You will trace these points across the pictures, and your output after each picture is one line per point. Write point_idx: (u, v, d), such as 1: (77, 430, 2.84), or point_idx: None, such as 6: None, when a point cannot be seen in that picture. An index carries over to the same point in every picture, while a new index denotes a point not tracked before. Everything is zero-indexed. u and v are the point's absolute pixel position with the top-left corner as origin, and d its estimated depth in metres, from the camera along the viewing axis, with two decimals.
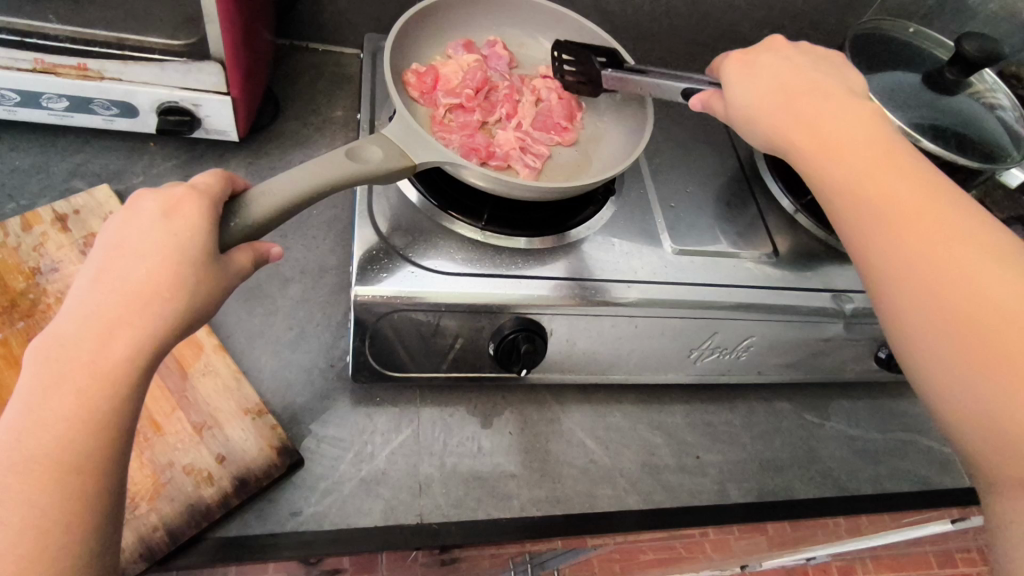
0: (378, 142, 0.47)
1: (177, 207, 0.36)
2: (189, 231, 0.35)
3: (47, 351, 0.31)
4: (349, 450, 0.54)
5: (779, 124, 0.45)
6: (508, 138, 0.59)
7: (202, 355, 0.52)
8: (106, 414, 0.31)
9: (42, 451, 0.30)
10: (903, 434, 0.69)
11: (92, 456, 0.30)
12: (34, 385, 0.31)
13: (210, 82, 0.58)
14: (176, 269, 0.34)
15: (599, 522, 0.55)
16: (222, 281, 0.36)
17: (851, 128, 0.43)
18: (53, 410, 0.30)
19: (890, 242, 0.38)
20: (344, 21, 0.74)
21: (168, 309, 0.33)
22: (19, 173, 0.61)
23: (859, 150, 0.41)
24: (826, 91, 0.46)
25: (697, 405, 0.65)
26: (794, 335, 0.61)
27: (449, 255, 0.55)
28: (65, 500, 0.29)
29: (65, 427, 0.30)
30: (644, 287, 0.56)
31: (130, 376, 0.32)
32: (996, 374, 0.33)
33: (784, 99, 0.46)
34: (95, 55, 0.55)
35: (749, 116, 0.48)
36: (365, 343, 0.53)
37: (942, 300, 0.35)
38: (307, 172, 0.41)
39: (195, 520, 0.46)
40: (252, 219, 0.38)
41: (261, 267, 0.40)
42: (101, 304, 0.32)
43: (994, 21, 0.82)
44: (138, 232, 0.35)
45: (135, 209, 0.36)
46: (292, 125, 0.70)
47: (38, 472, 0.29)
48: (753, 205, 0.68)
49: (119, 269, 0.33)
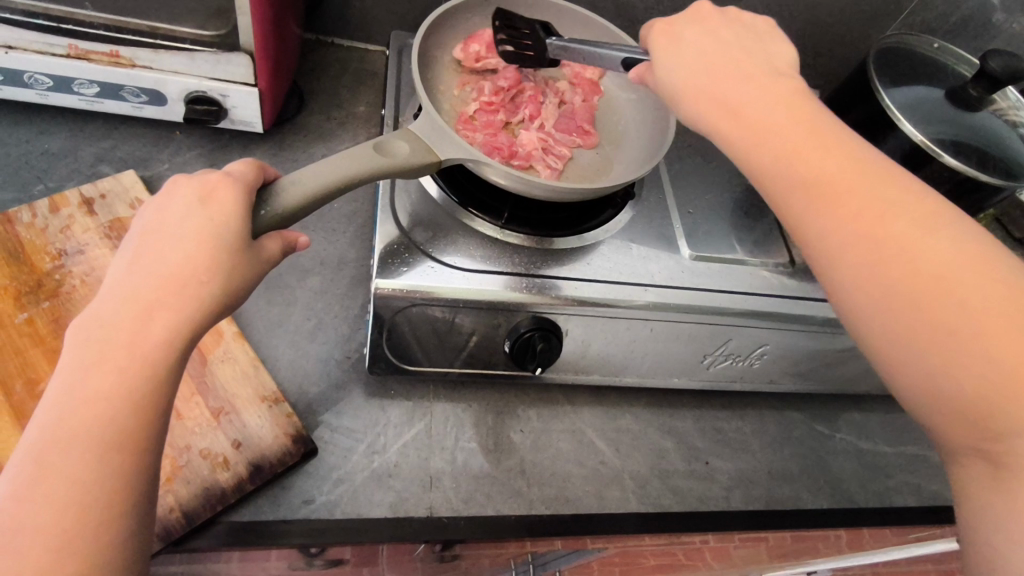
0: (405, 137, 0.48)
1: (213, 193, 0.36)
2: (225, 217, 0.36)
3: (88, 329, 0.32)
4: (362, 441, 0.54)
5: (710, 103, 0.41)
6: (530, 138, 0.60)
7: (222, 342, 0.53)
8: (143, 392, 0.31)
9: (83, 427, 0.30)
10: (913, 449, 0.69)
11: (131, 433, 0.31)
12: (75, 363, 0.31)
13: (239, 73, 0.59)
14: (212, 254, 0.34)
15: (607, 524, 0.55)
16: (254, 267, 0.37)
17: (773, 108, 0.39)
18: (94, 387, 0.31)
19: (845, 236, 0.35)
20: (371, 18, 0.75)
21: (204, 293, 0.34)
22: (47, 156, 0.62)
23: (793, 134, 0.38)
24: (744, 66, 0.42)
25: (707, 411, 0.65)
26: (808, 345, 0.61)
27: (469, 252, 0.55)
28: (104, 476, 0.30)
29: (105, 403, 0.31)
30: (660, 291, 0.56)
31: (168, 357, 0.32)
32: (951, 355, 0.31)
33: (708, 78, 0.42)
34: (128, 43, 0.56)
35: (675, 99, 0.43)
36: (382, 335, 0.53)
37: (905, 293, 0.33)
38: (333, 165, 0.42)
39: (210, 503, 0.46)
40: (282, 208, 0.39)
41: (289, 256, 0.41)
42: (140, 286, 0.33)
43: (1018, 39, 0.82)
44: (175, 216, 0.35)
45: (172, 194, 0.36)
46: (316, 118, 0.71)
47: (79, 449, 0.30)
48: (770, 214, 0.69)
49: (156, 252, 0.34)
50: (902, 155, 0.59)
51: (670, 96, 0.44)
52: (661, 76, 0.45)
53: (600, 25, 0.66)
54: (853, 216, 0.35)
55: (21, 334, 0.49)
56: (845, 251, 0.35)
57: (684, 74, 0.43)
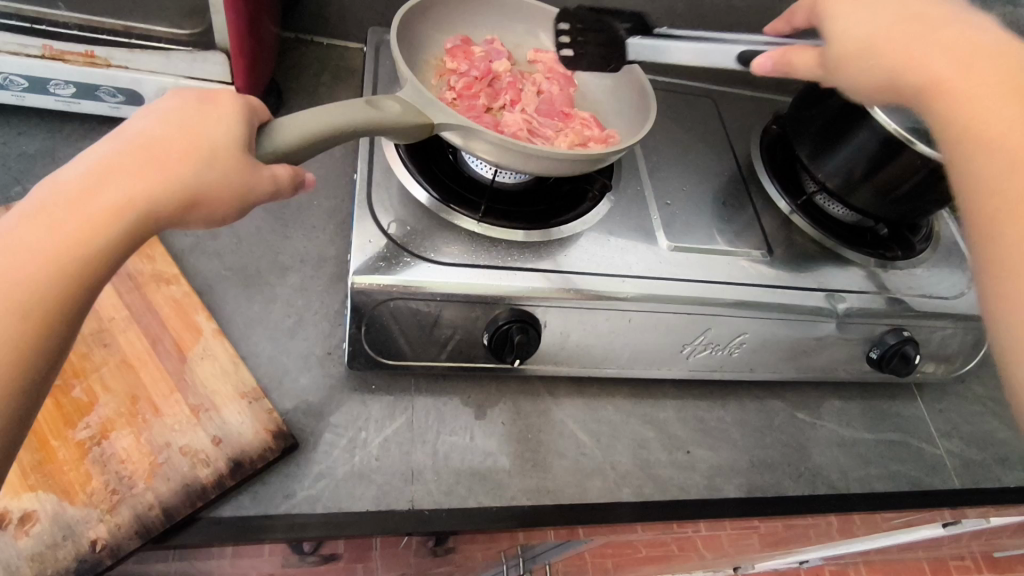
0: (398, 99, 0.48)
1: (213, 99, 0.38)
2: (216, 118, 0.37)
3: (55, 186, 0.33)
4: (343, 436, 0.54)
5: (905, 55, 0.40)
6: (518, 119, 0.60)
7: (201, 339, 0.53)
8: (82, 257, 0.32)
9: (9, 272, 0.31)
10: (894, 435, 0.70)
11: (56, 291, 0.32)
12: (32, 207, 0.32)
13: (215, 72, 0.59)
14: (193, 150, 0.36)
15: (588, 513, 0.56)
16: (245, 176, 0.37)
17: (986, 65, 0.37)
18: (32, 237, 0.32)
19: (998, 193, 0.34)
20: (349, 15, 0.75)
21: (175, 176, 0.35)
22: (25, 158, 0.61)
23: (996, 91, 0.36)
24: (970, 22, 0.40)
25: (689, 401, 0.66)
26: (786, 333, 0.62)
27: (448, 248, 0.56)
28: (9, 330, 0.31)
29: (38, 255, 0.31)
30: (638, 282, 0.57)
31: (115, 232, 0.33)
32: None
33: (919, 35, 0.39)
34: (103, 43, 0.56)
35: (862, 52, 0.42)
36: (362, 330, 0.54)
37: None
38: (341, 108, 0.43)
39: (191, 499, 0.47)
40: (283, 144, 0.40)
41: (296, 191, 0.42)
42: (113, 154, 0.34)
43: None
44: (171, 109, 0.37)
45: (181, 92, 0.39)
46: (295, 116, 0.71)
47: (6, 286, 0.31)
48: (749, 205, 0.69)
49: (143, 129, 0.36)
50: (877, 142, 0.59)
51: (858, 48, 0.42)
52: (851, 31, 0.43)
53: None
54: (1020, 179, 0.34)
55: None
56: (1004, 209, 0.34)
57: (893, 29, 0.41)
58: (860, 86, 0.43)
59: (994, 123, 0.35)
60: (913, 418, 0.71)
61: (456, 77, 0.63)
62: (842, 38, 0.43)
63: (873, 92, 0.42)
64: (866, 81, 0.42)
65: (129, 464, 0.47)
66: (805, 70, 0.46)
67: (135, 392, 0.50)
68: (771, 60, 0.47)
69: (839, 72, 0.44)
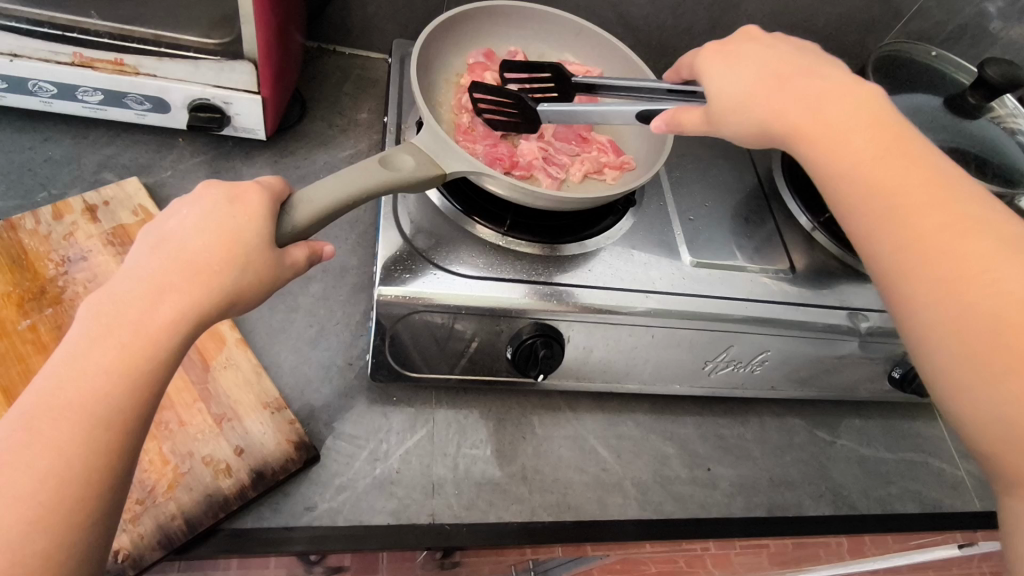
0: (410, 150, 0.48)
1: (241, 196, 0.38)
2: (250, 218, 0.37)
3: (99, 304, 0.33)
4: (364, 448, 0.54)
5: (773, 112, 0.43)
6: (529, 147, 0.60)
7: (224, 348, 0.53)
8: (145, 373, 0.32)
9: (76, 400, 0.31)
10: (914, 455, 0.69)
11: (123, 412, 0.31)
12: (83, 334, 0.32)
13: (243, 81, 0.59)
14: (231, 248, 0.36)
15: (608, 530, 0.55)
16: (276, 270, 0.38)
17: (836, 110, 0.41)
18: (93, 362, 0.31)
19: (879, 226, 0.38)
20: (372, 26, 0.76)
21: (218, 283, 0.35)
22: (51, 163, 0.62)
23: (853, 132, 0.40)
24: (827, 73, 0.44)
25: (709, 417, 0.65)
26: (809, 351, 0.61)
27: (472, 260, 0.55)
28: (89, 455, 0.30)
29: (105, 377, 0.31)
30: (662, 297, 0.57)
31: (170, 343, 0.33)
32: (994, 368, 0.33)
33: (780, 86, 0.43)
34: (133, 51, 0.56)
35: (735, 106, 0.45)
36: (384, 342, 0.53)
37: (933, 281, 0.36)
38: (349, 176, 0.43)
39: (212, 510, 0.46)
40: (300, 222, 0.40)
41: (314, 266, 0.42)
42: (156, 270, 0.34)
43: (1014, 48, 0.84)
44: (202, 211, 0.37)
45: (206, 189, 0.38)
46: (317, 125, 0.71)
47: (72, 416, 0.30)
48: (770, 221, 0.69)
49: (179, 239, 0.35)
50: None
51: (728, 103, 0.45)
52: (717, 85, 0.46)
53: (594, 33, 0.67)
54: (898, 213, 0.38)
55: (24, 340, 0.49)
56: (883, 239, 0.38)
57: (755, 84, 0.44)
58: (737, 136, 0.45)
59: (860, 163, 0.39)
60: (933, 438, 0.71)
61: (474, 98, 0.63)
62: (718, 92, 0.46)
63: (751, 141, 0.45)
64: (745, 131, 0.45)
65: (151, 473, 0.46)
66: (694, 127, 0.47)
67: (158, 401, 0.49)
68: (664, 123, 0.47)
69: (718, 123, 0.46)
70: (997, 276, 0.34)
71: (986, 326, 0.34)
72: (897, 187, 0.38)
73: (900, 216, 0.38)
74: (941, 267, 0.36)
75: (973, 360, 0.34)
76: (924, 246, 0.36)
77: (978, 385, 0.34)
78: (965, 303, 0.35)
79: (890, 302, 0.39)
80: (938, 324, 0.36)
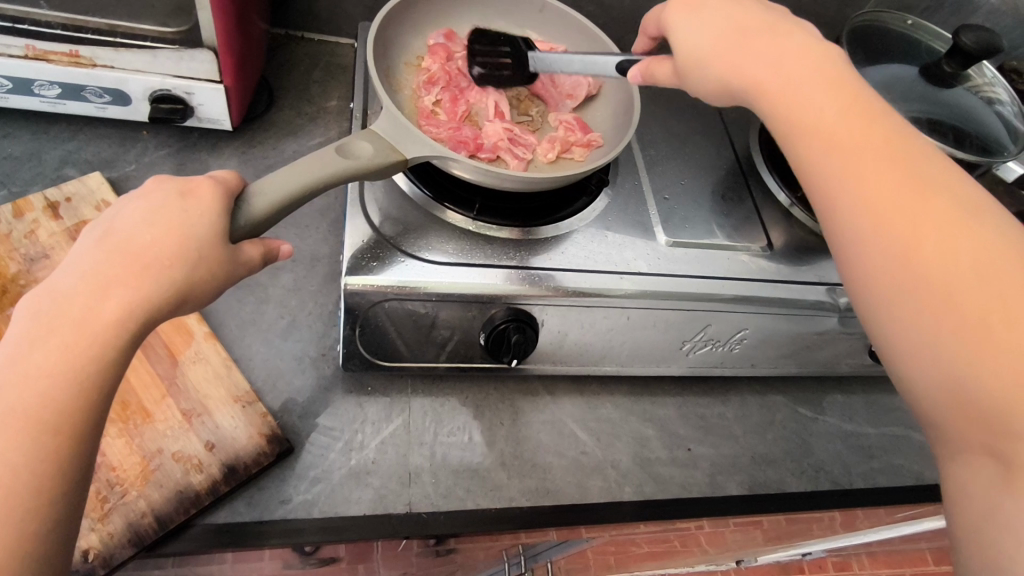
0: (367, 137, 0.47)
1: (193, 190, 0.37)
2: (203, 212, 0.36)
3: (40, 304, 0.32)
4: (340, 439, 0.54)
5: (738, 67, 0.43)
6: (491, 107, 0.61)
7: (193, 343, 0.53)
8: (91, 374, 0.31)
9: (20, 406, 0.30)
10: (897, 429, 0.69)
11: (68, 416, 0.31)
12: (24, 335, 0.31)
13: (203, 70, 0.58)
14: (181, 243, 0.35)
15: (587, 513, 0.55)
16: (229, 265, 0.37)
17: (805, 71, 0.41)
18: (37, 364, 0.30)
19: (848, 193, 0.37)
20: (340, 11, 0.74)
21: (167, 278, 0.34)
22: (11, 161, 0.61)
23: (812, 95, 0.40)
24: (794, 31, 0.43)
25: (690, 398, 0.65)
26: (788, 328, 0.61)
27: (442, 248, 0.54)
28: (35, 462, 0.29)
29: (48, 380, 0.30)
30: (637, 278, 0.56)
31: (117, 341, 0.32)
32: (951, 342, 0.32)
33: (740, 45, 0.43)
34: (88, 42, 0.55)
35: (704, 63, 0.44)
36: (355, 332, 0.53)
37: (890, 241, 0.35)
38: (303, 166, 0.42)
39: (183, 507, 0.46)
40: (255, 215, 0.39)
41: (270, 264, 0.41)
42: (100, 266, 0.33)
43: (996, 15, 0.83)
44: (150, 204, 0.36)
45: (157, 182, 0.37)
46: (285, 114, 0.70)
47: (14, 423, 0.29)
48: (749, 199, 0.68)
49: (124, 233, 0.34)
50: None
51: (693, 58, 0.45)
52: (683, 40, 0.46)
53: (558, 9, 0.66)
54: (858, 173, 0.37)
55: None
56: (845, 202, 0.37)
57: (720, 39, 0.44)
58: (702, 93, 0.45)
59: (828, 127, 0.39)
60: None
61: (433, 83, 0.62)
62: (681, 47, 0.46)
63: (716, 95, 0.45)
64: (709, 87, 0.45)
65: (120, 471, 0.46)
66: (667, 80, 0.47)
67: (125, 397, 0.49)
68: (641, 74, 0.48)
69: (685, 77, 0.46)
70: (961, 245, 0.33)
71: (944, 304, 0.33)
72: (870, 156, 0.37)
73: (859, 177, 0.37)
74: (898, 233, 0.35)
75: (934, 321, 0.33)
76: (879, 214, 0.36)
77: (932, 353, 0.33)
78: (928, 270, 0.34)
79: (846, 269, 0.38)
80: (896, 292, 0.35)
